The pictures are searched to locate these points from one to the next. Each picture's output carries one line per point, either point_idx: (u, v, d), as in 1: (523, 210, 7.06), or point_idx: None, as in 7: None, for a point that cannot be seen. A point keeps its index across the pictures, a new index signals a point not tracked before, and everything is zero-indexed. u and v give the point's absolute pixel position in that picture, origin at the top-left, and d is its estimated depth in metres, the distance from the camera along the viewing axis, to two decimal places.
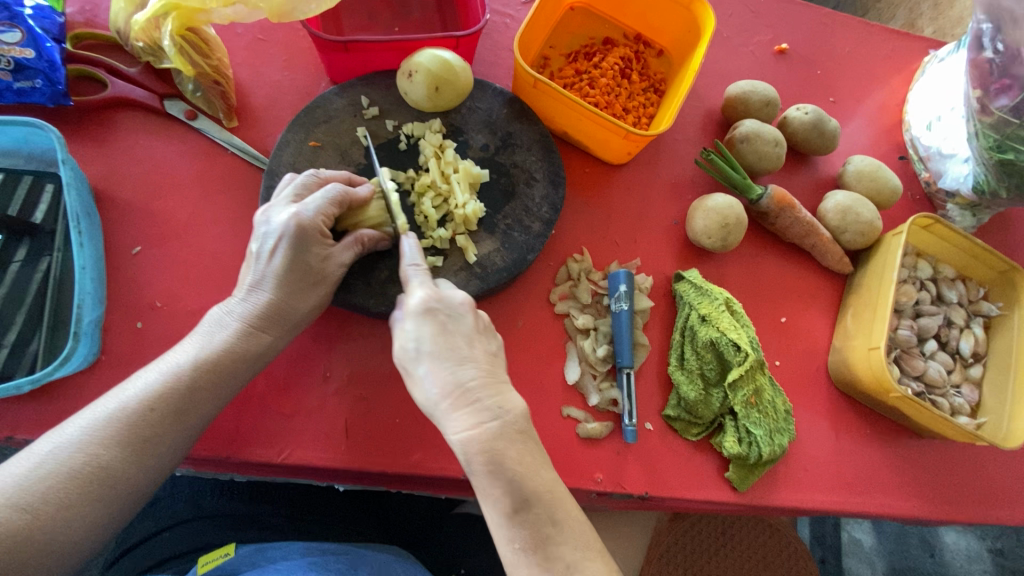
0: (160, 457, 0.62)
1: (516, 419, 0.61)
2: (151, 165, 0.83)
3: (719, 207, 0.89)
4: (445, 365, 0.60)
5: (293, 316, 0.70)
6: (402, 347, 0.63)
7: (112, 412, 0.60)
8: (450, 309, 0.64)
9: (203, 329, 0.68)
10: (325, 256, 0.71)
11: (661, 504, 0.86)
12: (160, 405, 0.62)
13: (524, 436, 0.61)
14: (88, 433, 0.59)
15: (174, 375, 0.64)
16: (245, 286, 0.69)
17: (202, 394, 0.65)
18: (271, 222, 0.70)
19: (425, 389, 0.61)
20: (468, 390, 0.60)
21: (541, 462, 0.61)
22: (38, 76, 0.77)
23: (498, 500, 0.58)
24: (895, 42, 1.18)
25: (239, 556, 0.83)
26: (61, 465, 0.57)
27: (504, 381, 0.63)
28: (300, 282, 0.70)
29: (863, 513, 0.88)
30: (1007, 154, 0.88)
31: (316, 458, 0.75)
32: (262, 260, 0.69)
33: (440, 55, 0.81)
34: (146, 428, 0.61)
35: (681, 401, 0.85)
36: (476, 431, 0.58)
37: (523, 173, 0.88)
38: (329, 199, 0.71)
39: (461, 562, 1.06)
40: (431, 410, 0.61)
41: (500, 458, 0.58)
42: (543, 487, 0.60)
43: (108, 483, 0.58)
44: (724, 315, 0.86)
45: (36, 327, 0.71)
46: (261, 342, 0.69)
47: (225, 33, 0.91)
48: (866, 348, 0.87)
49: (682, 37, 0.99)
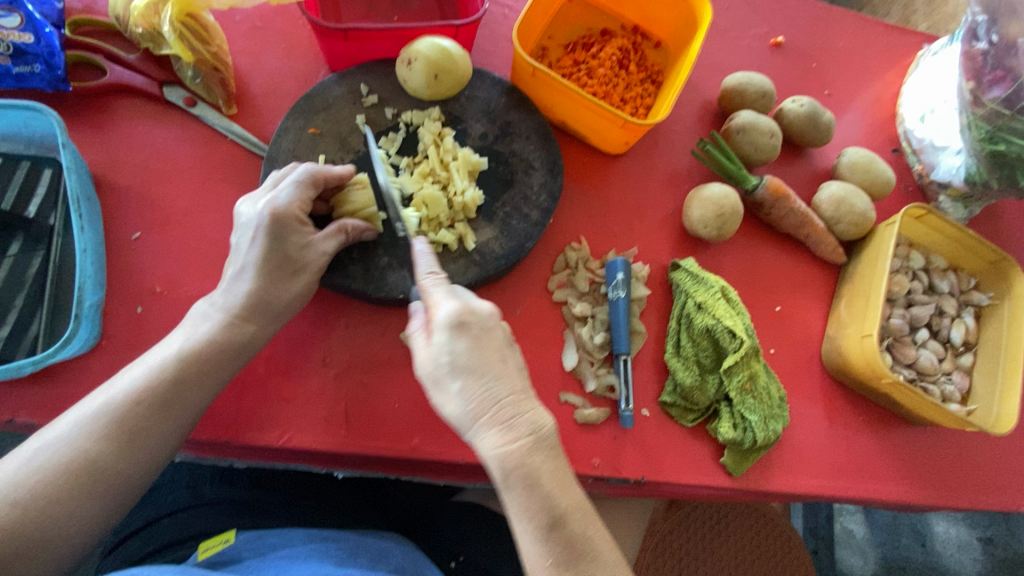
0: (150, 450, 0.63)
1: (548, 434, 0.62)
2: (151, 151, 0.83)
3: (715, 197, 0.90)
4: (481, 383, 0.61)
5: (277, 305, 0.70)
6: (434, 361, 0.63)
7: (99, 407, 0.61)
8: (481, 321, 0.64)
9: (188, 322, 0.69)
10: (305, 243, 0.71)
11: (657, 489, 0.87)
12: (145, 398, 0.63)
13: (555, 451, 0.62)
14: (77, 428, 0.60)
15: (159, 369, 0.64)
16: (228, 277, 0.70)
17: (189, 385, 0.65)
18: (247, 211, 0.70)
19: (459, 405, 0.62)
20: (504, 408, 0.61)
21: (570, 479, 0.62)
22: (37, 62, 0.77)
23: (533, 516, 0.59)
24: (890, 36, 1.20)
25: (239, 542, 0.84)
26: (51, 460, 0.58)
27: (535, 397, 0.64)
28: (279, 270, 0.70)
29: (856, 498, 0.89)
30: (999, 145, 0.89)
31: (315, 444, 0.76)
32: (241, 249, 0.70)
33: (439, 42, 0.82)
34: (133, 422, 0.62)
35: (678, 387, 0.86)
36: (514, 447, 0.60)
37: (522, 161, 0.89)
38: (301, 182, 0.72)
39: (459, 550, 1.02)
40: (463, 425, 0.62)
41: (535, 473, 0.60)
42: (573, 504, 0.61)
43: (97, 477, 0.59)
44: (720, 302, 0.87)
45: (37, 311, 0.71)
46: (246, 332, 0.69)
47: (224, 21, 0.91)
48: (859, 336, 0.88)
49: (679, 28, 1.00)
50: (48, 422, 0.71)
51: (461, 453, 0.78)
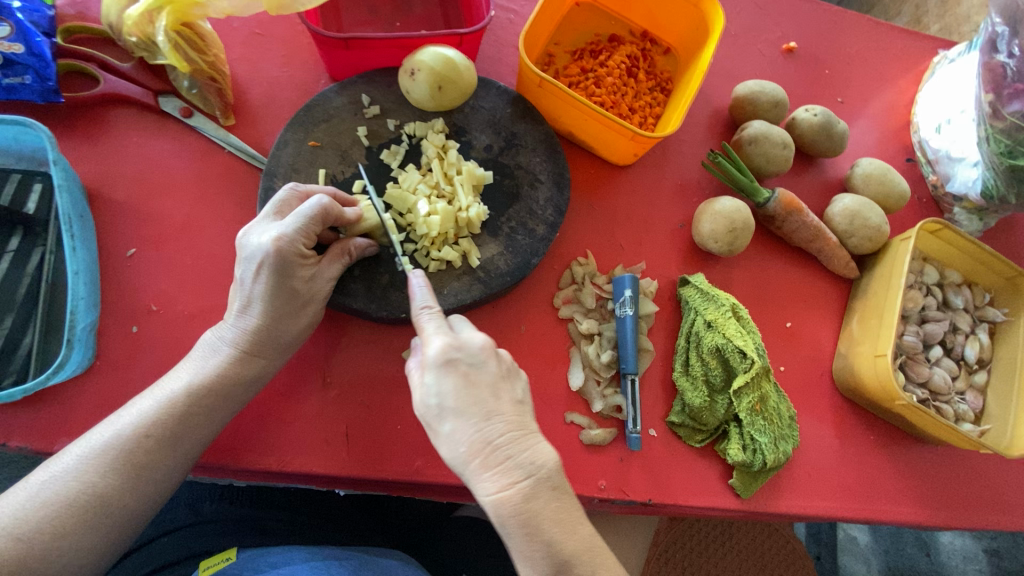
0: (157, 482, 0.62)
1: (549, 474, 0.59)
2: (147, 163, 0.80)
3: (726, 211, 0.87)
4: (471, 425, 0.58)
5: (282, 339, 0.70)
6: (424, 403, 0.60)
7: (108, 441, 0.61)
8: (471, 356, 0.61)
9: (197, 353, 0.68)
10: (311, 276, 0.69)
11: (663, 510, 0.85)
12: (155, 431, 0.62)
13: (557, 491, 0.60)
14: (84, 462, 0.59)
15: (168, 402, 0.64)
16: (234, 311, 0.68)
17: (198, 418, 0.65)
18: (251, 245, 0.66)
19: (451, 448, 0.59)
20: (497, 450, 0.58)
21: (576, 518, 0.60)
22: (27, 72, 0.75)
23: (537, 563, 0.58)
24: (905, 41, 1.17)
25: (242, 560, 0.83)
26: (57, 494, 0.57)
27: (532, 432, 0.61)
28: (288, 306, 0.68)
29: (866, 520, 0.87)
30: (1018, 160, 0.86)
31: (315, 466, 0.74)
32: (246, 284, 0.67)
33: (443, 52, 0.79)
34: (141, 454, 0.61)
35: (686, 407, 0.84)
36: (510, 494, 0.58)
37: (527, 174, 0.87)
38: (312, 219, 0.67)
39: (463, 567, 1.01)
40: (459, 468, 0.60)
41: (535, 519, 0.58)
42: (580, 545, 0.60)
43: (103, 510, 0.59)
44: (730, 321, 0.85)
45: (29, 332, 0.69)
46: (254, 366, 0.69)
47: (221, 27, 0.88)
48: (872, 355, 0.86)
49: (690, 35, 0.97)
50: (42, 445, 0.69)
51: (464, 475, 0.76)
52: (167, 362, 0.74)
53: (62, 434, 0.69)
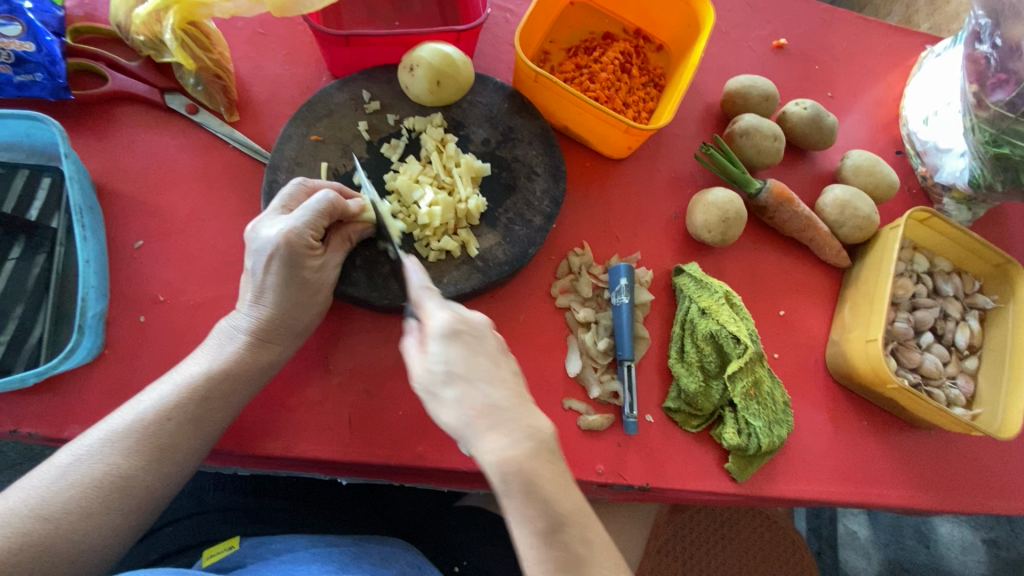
0: (176, 465, 0.64)
1: (546, 438, 0.61)
2: (154, 158, 0.83)
3: (719, 201, 0.89)
4: (474, 388, 0.61)
5: (294, 327, 0.72)
6: (428, 369, 0.62)
7: (130, 424, 0.63)
8: (474, 330, 0.65)
9: (211, 342, 0.70)
10: (319, 267, 0.71)
11: (661, 495, 0.87)
12: (175, 415, 0.64)
13: (554, 456, 0.62)
14: (107, 444, 0.61)
15: (187, 387, 0.66)
16: (246, 300, 0.70)
17: (216, 403, 0.67)
18: (261, 237, 0.68)
19: (455, 412, 0.61)
20: (501, 413, 0.60)
21: (570, 484, 0.62)
22: (38, 70, 0.77)
23: (535, 522, 0.59)
24: (892, 38, 1.19)
25: (244, 549, 0.85)
26: (82, 475, 0.59)
27: (529, 402, 0.64)
28: (299, 295, 0.71)
29: (861, 503, 0.89)
30: (1003, 148, 0.88)
31: (320, 451, 0.76)
32: (257, 275, 0.69)
33: (442, 48, 0.82)
34: (163, 437, 0.63)
35: (682, 393, 0.85)
36: (514, 451, 0.58)
37: (524, 167, 0.89)
38: (319, 211, 0.69)
39: (464, 557, 1.01)
40: (460, 432, 0.61)
41: (536, 478, 0.59)
42: (575, 509, 0.61)
43: (126, 491, 0.61)
44: (724, 307, 0.87)
45: (41, 321, 0.71)
46: (269, 354, 0.71)
47: (225, 28, 0.91)
48: (863, 340, 0.88)
49: (682, 31, 0.99)
50: (53, 431, 0.70)
51: (465, 460, 0.78)
52: (174, 350, 0.76)
53: (73, 421, 0.71)
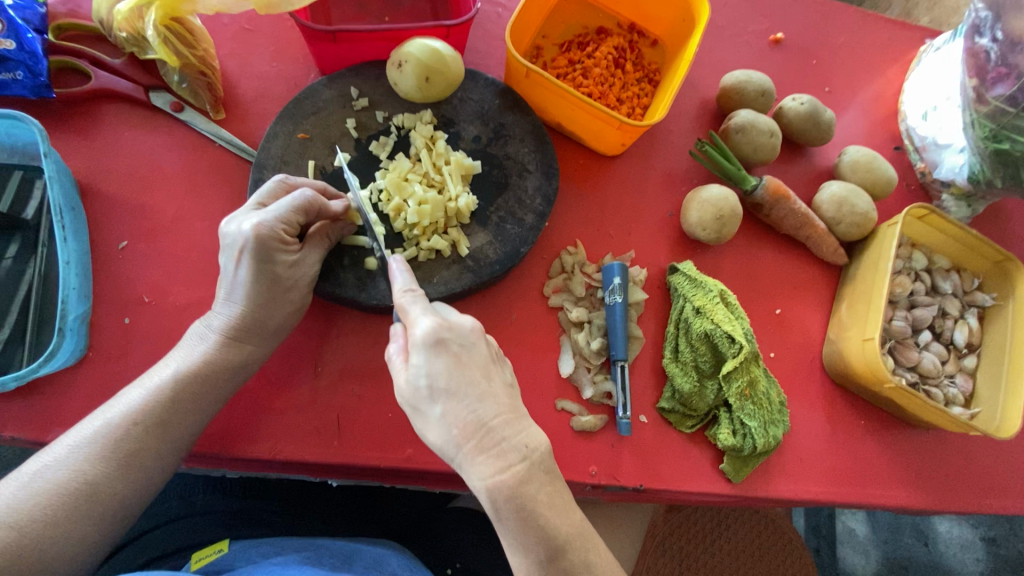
0: (146, 472, 0.63)
1: (541, 457, 0.59)
2: (139, 157, 0.81)
3: (713, 199, 0.88)
4: (461, 405, 0.58)
5: (267, 325, 0.70)
6: (413, 385, 0.59)
7: (98, 429, 0.62)
8: (462, 338, 0.61)
9: (184, 343, 0.69)
10: (293, 263, 0.70)
11: (655, 496, 0.86)
12: (144, 419, 0.63)
13: (550, 475, 0.60)
14: (75, 451, 0.60)
15: (156, 391, 0.65)
16: (218, 298, 0.69)
17: (186, 407, 0.66)
18: (231, 232, 0.66)
19: (442, 432, 0.58)
20: (490, 432, 0.58)
21: (567, 504, 0.61)
22: (19, 68, 0.75)
23: (531, 549, 0.58)
24: (891, 31, 1.18)
25: (233, 552, 0.83)
26: (48, 483, 0.58)
27: (523, 415, 0.61)
28: (271, 292, 0.69)
29: (858, 503, 0.87)
30: (1003, 143, 0.87)
31: (308, 454, 0.75)
32: (228, 271, 0.68)
33: (431, 44, 0.80)
34: (131, 444, 0.62)
35: (676, 393, 0.84)
36: (505, 476, 0.57)
37: (516, 164, 0.87)
38: (294, 207, 0.68)
39: (456, 557, 1.00)
40: (449, 453, 0.59)
41: (529, 503, 0.58)
42: (574, 531, 0.60)
43: (94, 499, 0.60)
44: (719, 307, 0.85)
45: (23, 324, 0.70)
46: (241, 353, 0.69)
47: (212, 24, 0.89)
48: (860, 339, 0.87)
49: (676, 26, 0.97)
50: (36, 435, 0.69)
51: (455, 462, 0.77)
52: (159, 352, 0.75)
53: (55, 425, 0.70)
